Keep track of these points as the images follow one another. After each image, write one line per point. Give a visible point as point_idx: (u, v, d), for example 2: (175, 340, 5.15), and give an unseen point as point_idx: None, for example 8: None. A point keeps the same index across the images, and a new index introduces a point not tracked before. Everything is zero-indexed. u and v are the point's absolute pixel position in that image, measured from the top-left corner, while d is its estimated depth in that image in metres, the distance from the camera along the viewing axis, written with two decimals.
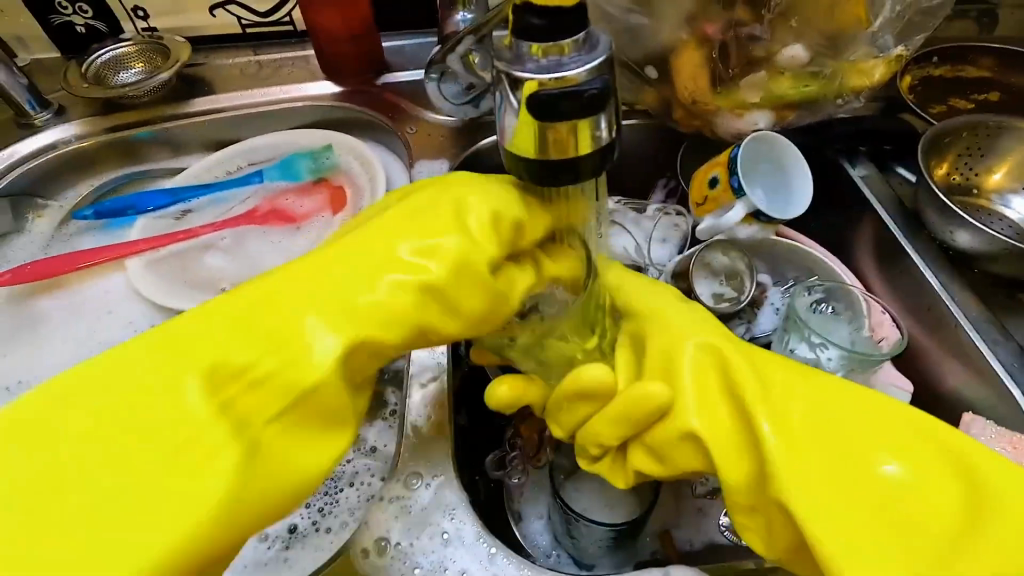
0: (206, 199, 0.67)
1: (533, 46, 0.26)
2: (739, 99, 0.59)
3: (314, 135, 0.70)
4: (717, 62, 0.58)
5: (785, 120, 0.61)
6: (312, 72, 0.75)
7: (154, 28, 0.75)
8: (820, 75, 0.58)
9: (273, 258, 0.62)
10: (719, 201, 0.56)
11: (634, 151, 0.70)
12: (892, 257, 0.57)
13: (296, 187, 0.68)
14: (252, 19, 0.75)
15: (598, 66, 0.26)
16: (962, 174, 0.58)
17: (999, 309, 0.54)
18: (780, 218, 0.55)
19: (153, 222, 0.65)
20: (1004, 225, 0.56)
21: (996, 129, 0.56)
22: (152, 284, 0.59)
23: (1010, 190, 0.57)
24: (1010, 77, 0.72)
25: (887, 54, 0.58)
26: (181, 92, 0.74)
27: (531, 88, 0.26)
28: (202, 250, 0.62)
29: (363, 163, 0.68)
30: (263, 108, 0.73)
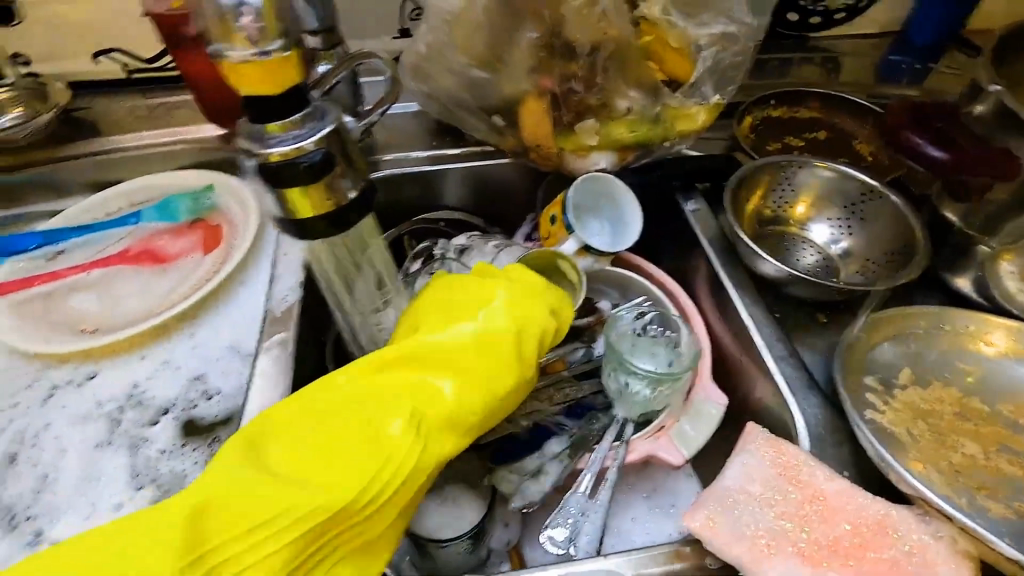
0: (80, 241, 0.69)
1: (271, 126, 0.30)
2: (579, 142, 0.65)
3: (196, 177, 0.73)
4: (554, 111, 0.64)
5: (627, 159, 0.68)
6: (199, 115, 0.78)
7: (37, 74, 0.77)
8: (646, 122, 0.65)
9: (139, 298, 0.63)
10: (558, 236, 0.61)
11: (503, 188, 0.76)
12: (715, 282, 0.63)
13: (172, 228, 0.70)
14: (135, 63, 0.78)
15: (323, 135, 0.31)
16: (773, 206, 0.65)
17: (801, 327, 0.60)
18: (614, 250, 0.61)
19: (22, 264, 0.66)
20: (807, 251, 0.64)
21: (794, 167, 0.64)
22: (8, 325, 0.59)
23: (814, 220, 0.64)
24: (837, 119, 0.81)
25: (706, 102, 0.66)
26: (65, 135, 0.76)
27: (274, 160, 0.30)
28: (70, 291, 0.63)
29: (240, 202, 0.71)
30: (150, 150, 0.76)
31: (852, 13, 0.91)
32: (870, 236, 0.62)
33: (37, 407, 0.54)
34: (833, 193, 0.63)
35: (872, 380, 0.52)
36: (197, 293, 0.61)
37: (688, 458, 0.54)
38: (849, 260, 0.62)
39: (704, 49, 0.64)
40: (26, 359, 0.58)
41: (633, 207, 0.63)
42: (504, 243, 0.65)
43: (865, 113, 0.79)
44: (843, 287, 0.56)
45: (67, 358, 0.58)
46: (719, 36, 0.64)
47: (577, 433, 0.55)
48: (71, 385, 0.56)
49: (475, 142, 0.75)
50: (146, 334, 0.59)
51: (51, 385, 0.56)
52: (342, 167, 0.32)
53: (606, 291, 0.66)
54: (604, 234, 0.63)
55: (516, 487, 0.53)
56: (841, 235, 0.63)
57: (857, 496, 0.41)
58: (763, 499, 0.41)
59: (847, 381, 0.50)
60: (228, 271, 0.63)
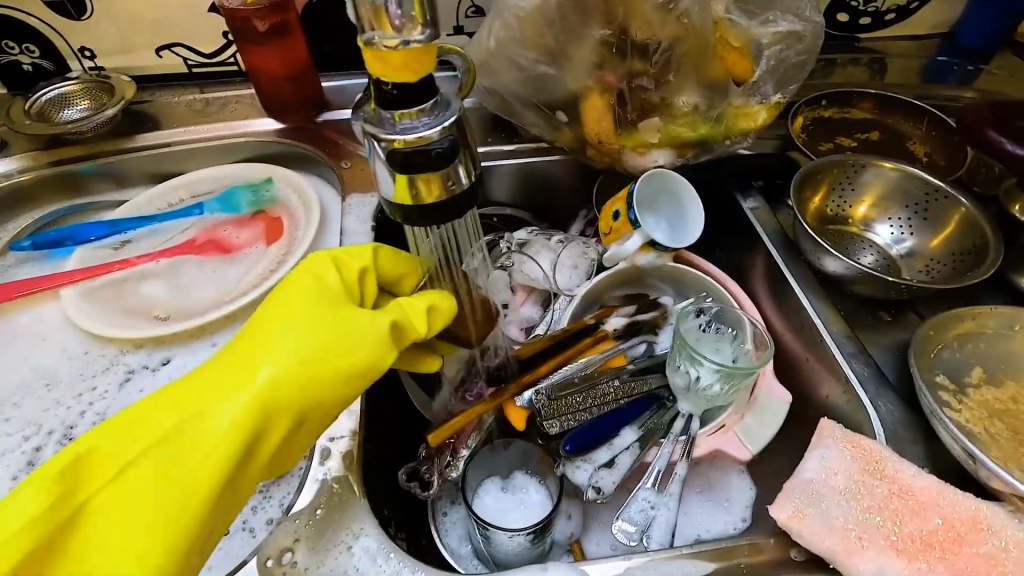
0: (146, 230, 0.70)
1: (401, 114, 0.30)
2: (640, 139, 0.65)
3: (256, 170, 0.74)
4: (617, 107, 0.65)
5: (687, 157, 0.67)
6: (256, 109, 0.79)
7: (101, 67, 0.78)
8: (708, 120, 0.65)
9: (206, 287, 0.65)
10: (621, 231, 0.61)
11: (557, 184, 0.77)
12: (777, 280, 0.63)
13: (235, 219, 0.71)
14: (196, 59, 0.79)
15: (449, 124, 0.31)
16: (835, 206, 0.65)
17: (864, 325, 0.60)
18: (677, 246, 0.62)
19: (92, 251, 0.68)
20: (869, 250, 0.64)
21: (857, 167, 0.64)
22: (83, 310, 0.60)
23: (876, 220, 0.64)
24: (890, 120, 0.80)
25: (767, 101, 0.66)
26: (127, 127, 0.77)
27: (396, 146, 0.31)
28: (140, 279, 0.64)
29: (300, 195, 0.72)
30: (210, 143, 0.77)
31: (903, 14, 0.89)
32: (934, 236, 0.62)
33: (117, 389, 0.56)
34: (896, 193, 0.63)
35: (943, 378, 0.52)
36: (264, 283, 0.62)
37: (754, 454, 0.54)
38: (913, 260, 0.62)
39: (766, 49, 0.64)
40: (101, 344, 0.60)
41: (696, 205, 0.63)
42: (567, 238, 0.67)
43: (918, 115, 0.79)
44: (912, 285, 0.56)
45: (142, 344, 0.59)
46: (784, 34, 0.64)
47: (642, 428, 0.56)
48: (147, 370, 0.58)
49: (530, 138, 0.75)
50: (217, 322, 0.60)
51: (129, 369, 0.58)
52: (460, 159, 0.33)
53: (661, 287, 0.66)
54: (666, 230, 0.63)
55: (588, 478, 0.54)
56: (904, 235, 0.63)
57: (945, 490, 0.41)
58: (848, 493, 0.42)
59: (921, 378, 0.51)
60: (294, 262, 0.63)
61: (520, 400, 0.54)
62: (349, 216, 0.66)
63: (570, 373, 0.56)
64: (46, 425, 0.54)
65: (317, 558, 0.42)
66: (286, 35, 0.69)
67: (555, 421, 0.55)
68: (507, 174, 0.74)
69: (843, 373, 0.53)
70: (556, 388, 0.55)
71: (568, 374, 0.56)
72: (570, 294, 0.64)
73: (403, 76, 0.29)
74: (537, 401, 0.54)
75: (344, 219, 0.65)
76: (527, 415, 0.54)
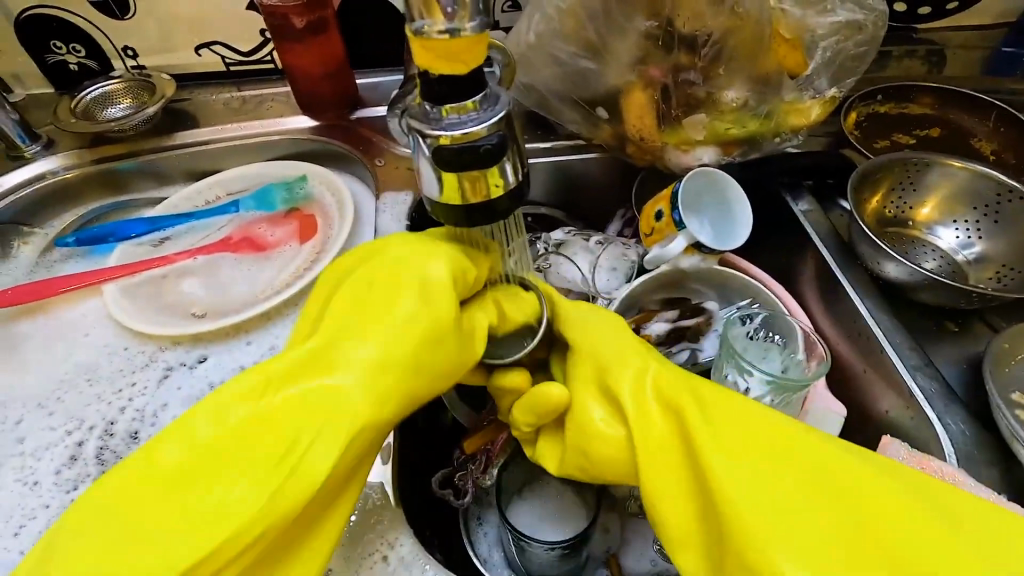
0: (184, 228, 0.71)
1: (447, 108, 0.29)
2: (684, 136, 0.62)
3: (290, 167, 0.74)
4: (661, 103, 0.62)
5: (733, 154, 0.64)
6: (292, 107, 0.79)
7: (142, 66, 0.80)
8: (757, 116, 0.62)
9: (242, 285, 0.65)
10: (664, 232, 0.59)
11: (593, 182, 0.74)
12: (830, 287, 0.59)
13: (270, 217, 0.71)
14: (234, 57, 0.79)
15: (499, 119, 0.30)
16: (895, 207, 0.61)
17: (927, 337, 0.56)
18: (723, 249, 0.58)
19: (132, 248, 0.68)
20: (932, 255, 0.60)
21: (922, 166, 0.60)
22: (123, 307, 0.61)
23: (941, 223, 0.60)
24: (952, 115, 0.75)
25: (822, 95, 0.62)
26: (166, 125, 0.78)
27: (442, 143, 0.29)
28: (178, 276, 0.65)
29: (334, 193, 0.71)
30: (247, 141, 0.77)
31: (966, 3, 0.84)
32: (1006, 241, 0.57)
33: (155, 386, 0.57)
34: (964, 194, 0.59)
35: (1018, 397, 0.48)
36: (299, 282, 0.61)
37: None
38: (982, 266, 0.58)
39: (822, 40, 0.60)
40: (140, 340, 0.60)
41: (745, 205, 0.60)
42: (607, 239, 0.65)
43: (984, 110, 0.73)
44: (984, 295, 0.52)
45: (180, 341, 0.59)
46: (842, 24, 0.60)
47: None
48: (184, 367, 0.58)
49: (567, 135, 0.73)
50: (252, 320, 0.60)
51: (167, 366, 0.58)
52: (508, 156, 0.31)
53: (703, 291, 0.63)
54: (711, 232, 0.60)
55: (626, 492, 0.52)
56: (972, 239, 0.59)
57: None
58: None
59: (994, 396, 0.47)
60: (328, 261, 0.63)
61: None
62: (383, 215, 0.65)
63: None
64: (87, 420, 0.55)
65: (350, 568, 0.41)
66: (323, 31, 0.69)
67: None
68: (542, 173, 0.72)
69: (905, 388, 0.50)
70: None
71: None
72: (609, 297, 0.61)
73: (452, 68, 0.27)
74: None
75: (378, 217, 0.64)
76: None
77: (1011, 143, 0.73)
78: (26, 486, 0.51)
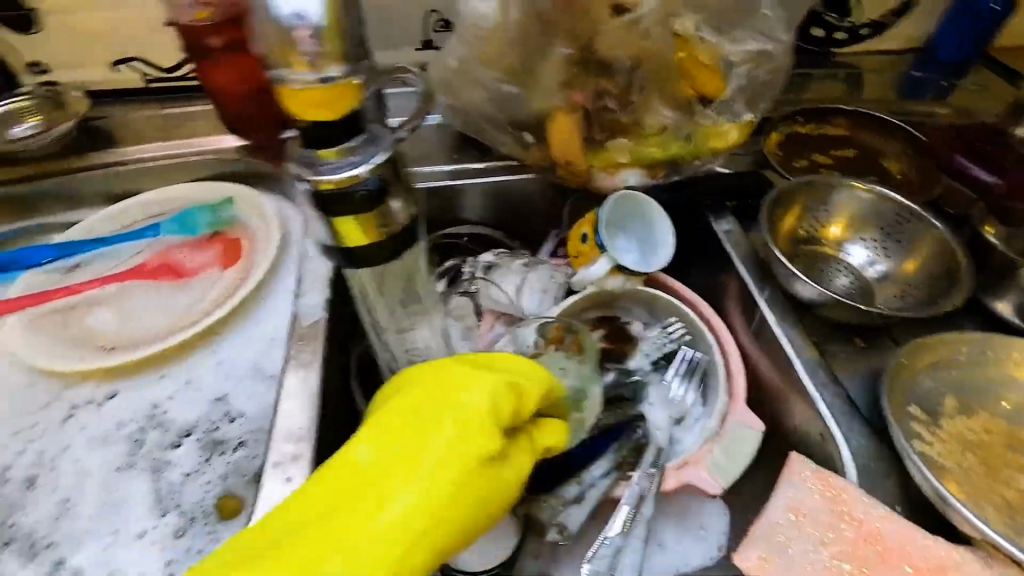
0: (97, 254, 0.67)
1: (324, 152, 0.29)
2: (609, 158, 0.63)
3: (214, 190, 0.71)
4: (586, 126, 0.63)
5: (658, 176, 0.66)
6: (218, 125, 0.77)
7: (55, 82, 0.75)
8: (678, 138, 0.63)
9: (156, 314, 0.62)
10: (590, 255, 0.60)
11: (528, 202, 0.75)
12: (749, 304, 0.61)
13: (192, 241, 0.68)
14: (156, 74, 0.76)
15: (378, 160, 0.30)
16: (809, 225, 0.64)
17: (838, 351, 0.59)
18: (646, 270, 0.60)
19: (39, 277, 0.65)
20: (843, 272, 0.63)
21: (831, 187, 0.63)
22: (24, 341, 0.57)
23: (850, 241, 0.63)
24: (865, 135, 0.79)
25: (739, 119, 0.65)
26: (81, 144, 0.74)
27: (323, 187, 0.29)
28: (88, 306, 0.62)
29: (260, 215, 0.69)
30: (169, 160, 0.74)
31: (878, 28, 0.89)
32: (910, 260, 0.61)
33: (58, 427, 0.53)
34: (869, 214, 0.62)
35: (917, 409, 0.51)
36: (218, 311, 0.59)
37: (723, 487, 0.52)
38: (887, 283, 0.61)
39: (736, 67, 0.63)
40: (44, 376, 0.57)
41: (667, 224, 0.61)
42: (533, 262, 0.65)
43: (893, 131, 0.78)
44: (883, 312, 0.55)
45: (87, 377, 0.56)
46: (753, 54, 0.63)
47: (608, 462, 0.53)
48: (90, 405, 0.54)
49: (500, 156, 0.73)
50: (168, 352, 0.57)
51: (72, 404, 0.55)
52: (393, 197, 0.31)
53: (631, 308, 0.64)
54: (635, 253, 0.61)
55: (554, 518, 0.51)
56: (877, 257, 0.62)
57: (915, 533, 0.41)
58: (815, 536, 0.41)
59: (894, 409, 0.49)
60: (251, 287, 0.61)
61: None
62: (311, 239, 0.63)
63: None
64: None
65: None
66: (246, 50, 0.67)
67: None
68: (475, 194, 0.72)
69: (814, 404, 0.52)
70: None
71: None
72: (539, 319, 0.62)
73: (322, 113, 0.27)
74: None
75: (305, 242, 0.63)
76: None
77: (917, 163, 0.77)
78: None
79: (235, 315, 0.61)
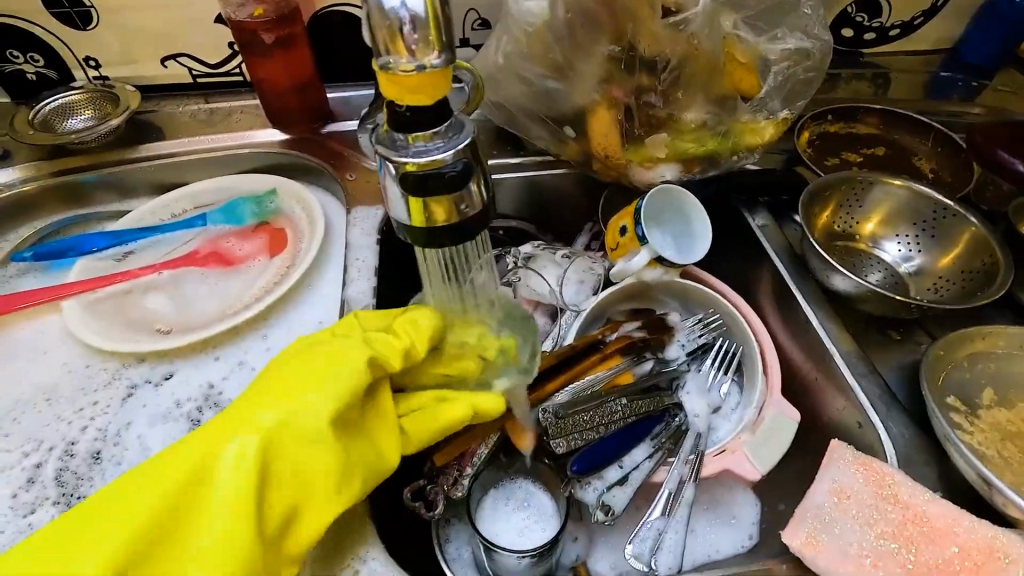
0: (148, 242, 0.70)
1: (414, 135, 0.30)
2: (647, 153, 0.65)
3: (259, 181, 0.73)
4: (625, 122, 0.64)
5: (693, 171, 0.67)
6: (261, 119, 0.79)
7: (105, 77, 0.78)
8: (716, 135, 0.65)
9: (207, 300, 0.64)
10: (628, 247, 0.61)
11: (562, 196, 0.76)
12: (785, 298, 0.62)
13: (238, 231, 0.70)
14: (202, 69, 0.78)
15: (462, 146, 0.31)
16: (843, 222, 0.65)
17: (873, 344, 0.60)
18: (684, 262, 0.61)
19: (94, 263, 0.67)
20: (878, 267, 0.64)
21: (867, 184, 0.64)
22: (84, 323, 0.60)
23: (884, 237, 0.64)
24: (895, 134, 0.80)
25: (775, 117, 0.66)
26: (131, 137, 0.77)
27: (409, 169, 0.31)
28: (142, 292, 0.64)
29: (304, 206, 0.71)
30: (214, 153, 0.77)
31: (908, 29, 0.89)
32: (944, 254, 0.62)
33: (119, 405, 0.56)
34: (903, 210, 0.63)
35: (955, 401, 0.52)
36: (268, 297, 0.61)
37: (762, 472, 0.53)
38: (922, 278, 0.62)
39: (774, 65, 0.64)
40: (103, 358, 0.59)
41: (705, 217, 0.63)
42: (574, 253, 0.67)
43: (924, 130, 0.78)
44: (921, 306, 0.56)
45: (144, 359, 0.58)
46: (792, 51, 0.64)
47: (646, 450, 0.56)
48: (150, 385, 0.57)
49: (536, 151, 0.75)
50: (221, 335, 0.60)
51: (131, 384, 0.57)
52: (473, 183, 0.32)
53: (667, 301, 0.66)
54: (672, 245, 0.63)
55: (595, 499, 0.54)
56: (911, 252, 0.63)
57: (961, 517, 0.43)
58: (860, 517, 0.44)
59: (934, 400, 0.51)
60: (300, 275, 0.63)
61: (527, 417, 0.53)
62: (355, 229, 0.65)
63: (584, 390, 0.56)
64: (46, 441, 0.54)
65: None
66: (294, 47, 0.69)
67: (562, 441, 0.53)
68: (511, 188, 0.74)
69: (852, 394, 0.53)
70: (564, 406, 0.54)
71: (583, 391, 0.56)
72: (577, 309, 0.64)
73: (416, 97, 0.28)
74: (544, 420, 0.53)
75: (350, 231, 0.64)
76: (534, 433, 0.53)
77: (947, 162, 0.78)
78: None
79: (283, 302, 0.63)
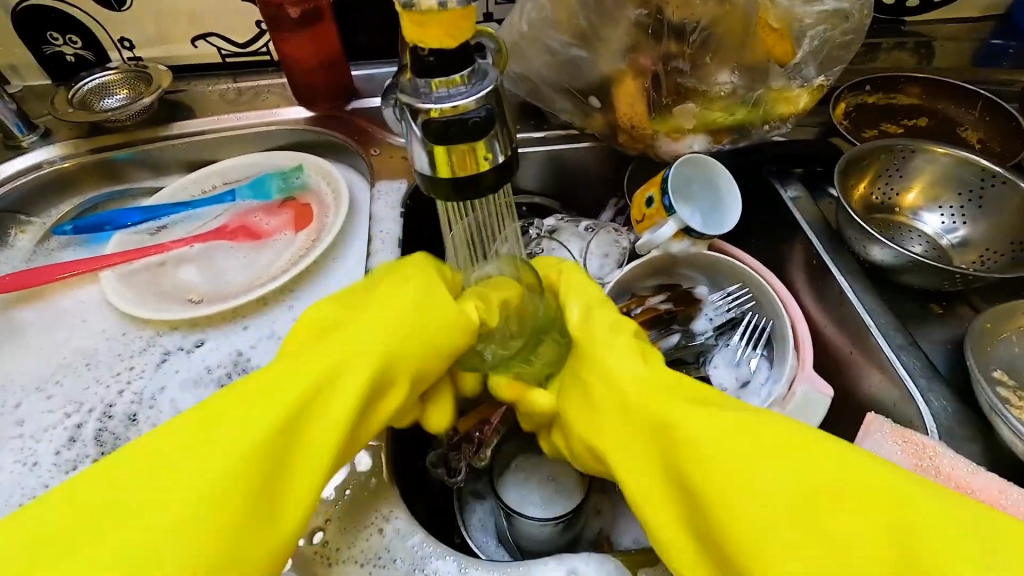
0: (180, 217, 0.71)
1: (435, 81, 0.30)
2: (674, 124, 0.63)
3: (285, 157, 0.74)
4: (652, 91, 0.63)
5: (722, 142, 0.65)
6: (287, 97, 0.80)
7: (139, 57, 0.80)
8: (746, 103, 0.62)
9: (237, 272, 0.65)
10: (655, 219, 0.60)
11: (586, 171, 0.75)
12: (819, 272, 0.60)
13: (265, 206, 0.71)
14: (230, 49, 0.80)
15: (483, 94, 0.31)
16: (881, 192, 0.62)
17: (912, 318, 0.57)
18: (713, 234, 0.59)
19: (130, 237, 0.69)
20: (918, 240, 0.61)
21: (909, 151, 0.61)
22: (120, 293, 0.62)
23: (925, 208, 0.61)
24: (938, 104, 0.76)
25: (810, 84, 0.63)
26: (163, 115, 0.79)
27: (431, 116, 0.30)
28: (175, 264, 0.66)
29: (329, 181, 0.71)
30: (242, 131, 0.78)
31: None
32: (992, 225, 0.58)
33: (153, 370, 0.57)
34: (948, 179, 0.60)
35: (1002, 375, 0.50)
36: (295, 267, 0.62)
37: None
38: (966, 250, 0.59)
39: (809, 29, 0.59)
40: (138, 326, 0.61)
41: (734, 187, 0.61)
42: (597, 225, 0.66)
43: (971, 99, 0.74)
44: (966, 276, 0.53)
45: (177, 327, 0.60)
46: (830, 13, 0.60)
47: None
48: (183, 352, 0.58)
49: (559, 125, 0.74)
50: (250, 305, 0.61)
51: (165, 350, 0.59)
52: (495, 133, 0.32)
53: (694, 276, 0.64)
54: (701, 217, 0.61)
55: None
56: (955, 223, 0.60)
57: (1007, 489, 0.41)
58: None
59: (980, 373, 0.49)
60: (325, 248, 0.63)
61: None
62: (379, 202, 0.66)
63: None
64: (85, 403, 0.56)
65: (347, 538, 0.42)
66: (319, 20, 0.70)
67: None
68: (535, 162, 0.73)
69: (890, 366, 0.51)
70: None
71: None
72: (601, 282, 0.63)
73: (438, 38, 0.28)
74: None
75: (373, 204, 0.65)
76: None
77: (996, 133, 0.74)
78: (26, 466, 0.52)
79: (308, 274, 0.64)
